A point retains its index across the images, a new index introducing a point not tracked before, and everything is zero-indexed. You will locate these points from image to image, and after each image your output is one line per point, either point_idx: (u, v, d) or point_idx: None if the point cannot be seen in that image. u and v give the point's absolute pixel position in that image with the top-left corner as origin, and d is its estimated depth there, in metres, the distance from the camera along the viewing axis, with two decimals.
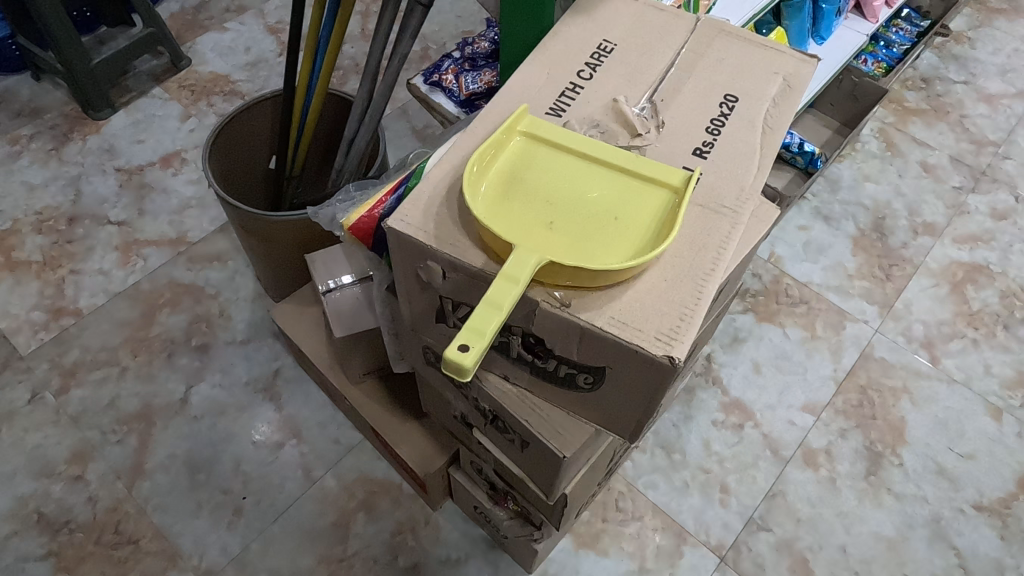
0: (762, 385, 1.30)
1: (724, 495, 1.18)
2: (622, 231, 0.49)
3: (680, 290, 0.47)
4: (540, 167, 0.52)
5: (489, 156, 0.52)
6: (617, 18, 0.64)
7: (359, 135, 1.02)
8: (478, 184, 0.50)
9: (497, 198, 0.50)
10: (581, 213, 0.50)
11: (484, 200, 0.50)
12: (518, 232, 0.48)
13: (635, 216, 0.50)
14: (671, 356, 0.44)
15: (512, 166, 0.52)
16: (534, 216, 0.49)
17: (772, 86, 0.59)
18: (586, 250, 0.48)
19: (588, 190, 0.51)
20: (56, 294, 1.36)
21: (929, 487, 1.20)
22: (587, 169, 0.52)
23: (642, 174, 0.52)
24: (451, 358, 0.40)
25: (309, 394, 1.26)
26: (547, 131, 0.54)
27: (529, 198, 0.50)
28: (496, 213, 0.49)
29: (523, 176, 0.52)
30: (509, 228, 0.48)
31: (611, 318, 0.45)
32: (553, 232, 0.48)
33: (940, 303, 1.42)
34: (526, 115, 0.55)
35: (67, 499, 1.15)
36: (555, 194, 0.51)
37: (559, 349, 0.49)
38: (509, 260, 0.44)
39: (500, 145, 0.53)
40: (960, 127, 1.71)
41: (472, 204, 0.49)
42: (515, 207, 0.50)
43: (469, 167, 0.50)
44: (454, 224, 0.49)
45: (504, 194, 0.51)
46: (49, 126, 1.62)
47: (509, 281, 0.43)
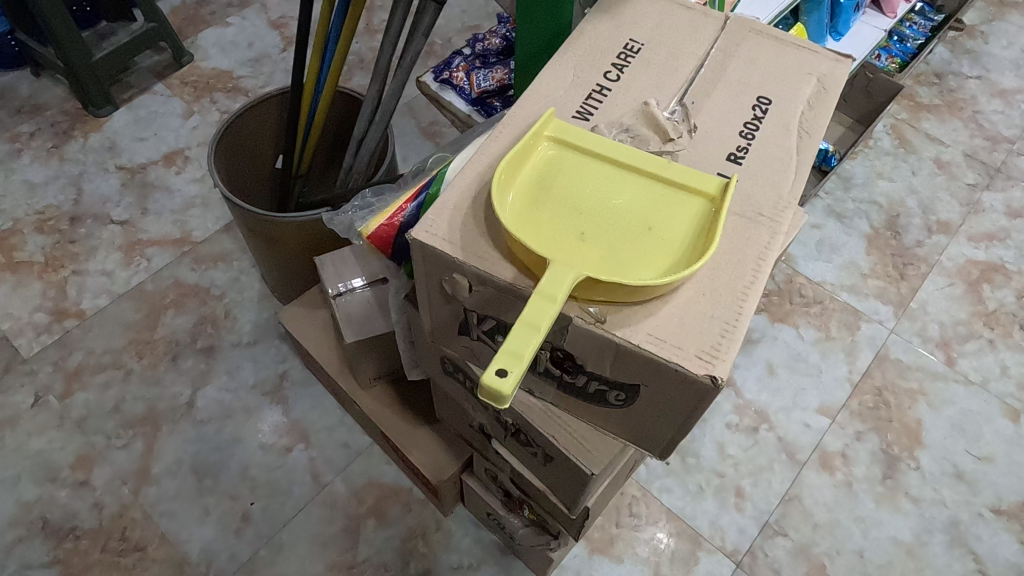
0: (776, 388, 1.28)
1: (738, 500, 1.17)
2: (656, 243, 0.47)
3: (719, 304, 0.45)
4: (570, 175, 0.50)
5: (516, 163, 0.50)
6: (643, 17, 0.62)
7: (370, 134, 1.00)
8: (506, 193, 0.48)
9: (526, 208, 0.48)
10: (614, 223, 0.48)
11: (513, 211, 0.48)
12: (549, 246, 0.46)
13: (669, 228, 0.48)
14: (713, 376, 0.42)
15: (540, 175, 0.50)
16: (565, 226, 0.47)
17: (806, 87, 0.57)
18: (622, 263, 0.46)
19: (621, 199, 0.49)
20: (58, 295, 1.34)
21: (947, 491, 1.19)
22: (618, 177, 0.50)
23: (676, 182, 0.50)
24: (488, 384, 0.38)
25: (317, 397, 1.24)
26: (575, 136, 0.52)
27: (559, 208, 0.48)
28: (525, 224, 0.47)
29: (552, 184, 0.50)
30: (541, 240, 0.46)
31: (648, 334, 0.43)
32: (585, 244, 0.47)
33: (955, 303, 1.40)
34: (553, 119, 0.53)
35: (72, 505, 1.13)
36: (585, 203, 0.49)
37: (591, 366, 0.47)
38: (544, 277, 0.42)
39: (527, 151, 0.50)
40: (974, 123, 1.69)
41: (501, 214, 0.47)
42: (544, 218, 0.48)
43: (497, 176, 0.48)
44: (481, 235, 0.47)
45: (533, 203, 0.49)
46: (50, 123, 1.60)
47: (546, 299, 0.41)
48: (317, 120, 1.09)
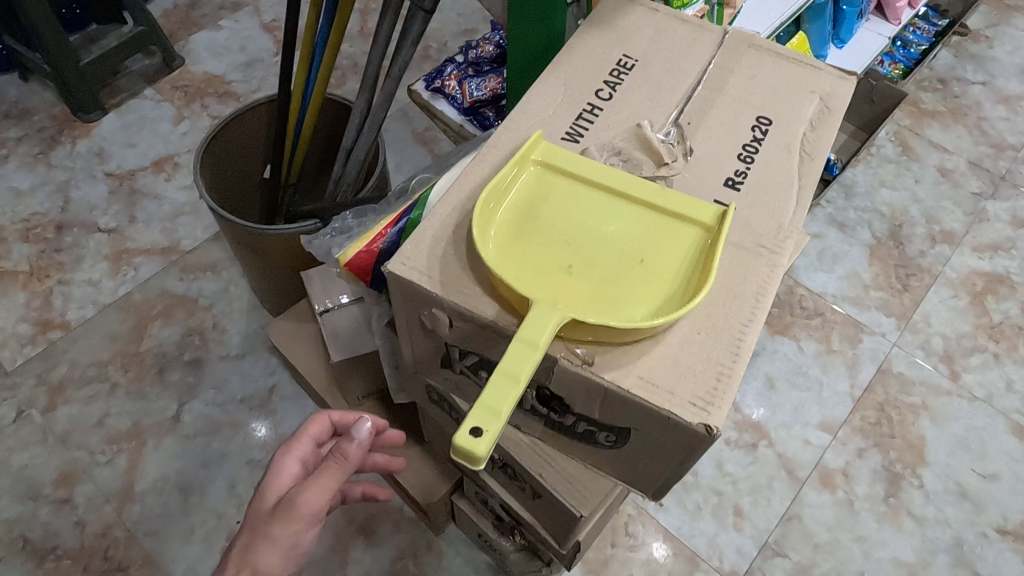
0: (776, 403, 1.25)
1: (737, 519, 1.14)
2: (648, 276, 0.45)
3: (715, 344, 0.42)
4: (557, 202, 0.47)
5: (500, 190, 0.47)
6: (637, 30, 0.59)
7: (358, 145, 0.97)
8: (488, 224, 0.46)
9: (510, 240, 0.45)
10: (604, 254, 0.45)
11: (496, 244, 0.45)
12: (534, 282, 0.43)
13: (662, 260, 0.45)
14: (707, 426, 0.39)
15: (525, 202, 0.47)
16: (551, 259, 0.45)
17: (808, 107, 0.54)
18: (612, 300, 0.43)
19: (611, 226, 0.46)
20: (43, 306, 1.31)
21: (950, 510, 1.16)
22: (609, 203, 0.47)
23: (670, 211, 0.47)
24: (461, 444, 0.36)
25: (306, 411, 1.22)
26: (563, 160, 0.49)
27: (546, 239, 0.46)
28: (509, 259, 0.44)
29: (538, 212, 0.47)
30: (524, 277, 0.43)
31: (638, 378, 0.41)
32: (572, 279, 0.44)
33: (959, 315, 1.37)
34: (541, 141, 0.50)
35: (54, 524, 1.10)
36: (573, 233, 0.46)
37: (579, 408, 0.45)
38: (525, 321, 0.39)
39: (512, 177, 0.48)
40: (978, 130, 1.66)
41: (483, 250, 0.44)
42: (529, 250, 0.45)
43: (479, 206, 0.45)
44: (462, 268, 0.44)
45: (517, 235, 0.46)
46: (37, 128, 1.57)
47: (527, 346, 0.39)
48: (305, 130, 1.06)
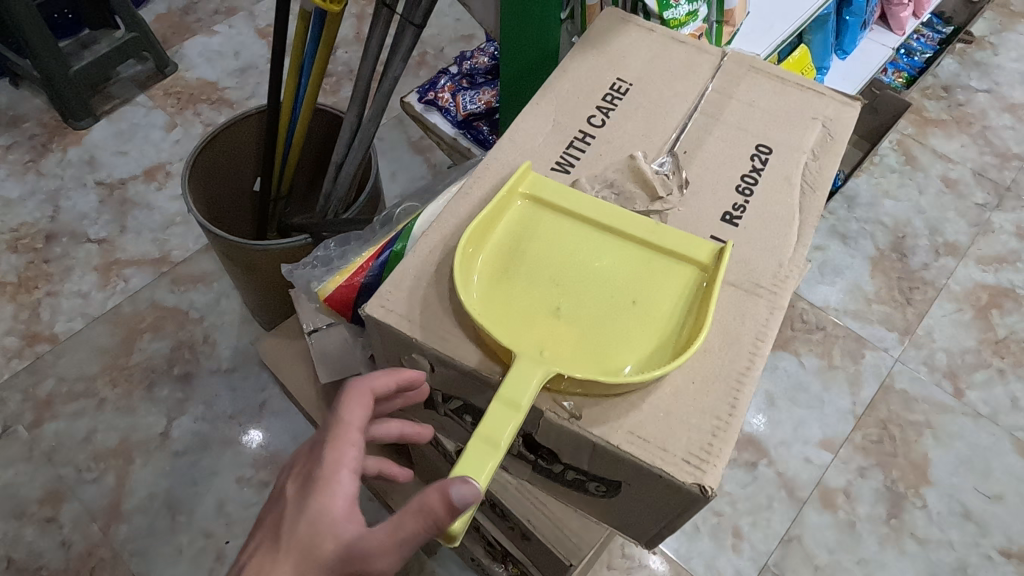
0: (777, 420, 1.23)
1: (736, 540, 1.12)
2: (641, 319, 0.42)
3: (711, 394, 0.40)
4: (544, 238, 0.45)
5: (485, 226, 0.45)
6: (632, 51, 0.57)
7: (348, 159, 0.95)
8: (471, 264, 0.44)
9: (494, 283, 0.43)
10: (594, 295, 0.43)
11: (479, 288, 0.43)
12: (518, 329, 0.41)
13: (656, 302, 0.43)
14: (701, 486, 0.37)
15: (512, 238, 0.45)
16: (538, 301, 0.43)
17: (810, 135, 0.52)
18: (601, 346, 0.41)
19: (603, 264, 0.44)
20: (31, 319, 1.29)
21: (953, 532, 1.14)
22: (601, 239, 0.45)
23: (665, 248, 0.45)
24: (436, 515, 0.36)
25: (297, 427, 1.19)
26: (551, 192, 0.47)
27: (532, 280, 0.44)
28: (492, 302, 0.42)
29: (525, 251, 0.45)
30: (508, 321, 0.42)
31: (628, 434, 0.39)
32: (559, 323, 0.42)
33: (963, 329, 1.35)
34: (529, 173, 0.48)
35: (39, 543, 1.08)
36: (561, 271, 0.44)
37: (567, 458, 0.43)
38: (508, 381, 0.38)
39: (498, 211, 0.46)
40: (983, 139, 1.63)
41: (464, 293, 0.42)
42: (514, 291, 0.43)
43: (461, 247, 0.43)
44: (444, 313, 0.42)
45: (502, 274, 0.44)
46: (27, 135, 1.55)
47: (507, 408, 0.38)
48: (295, 144, 1.04)
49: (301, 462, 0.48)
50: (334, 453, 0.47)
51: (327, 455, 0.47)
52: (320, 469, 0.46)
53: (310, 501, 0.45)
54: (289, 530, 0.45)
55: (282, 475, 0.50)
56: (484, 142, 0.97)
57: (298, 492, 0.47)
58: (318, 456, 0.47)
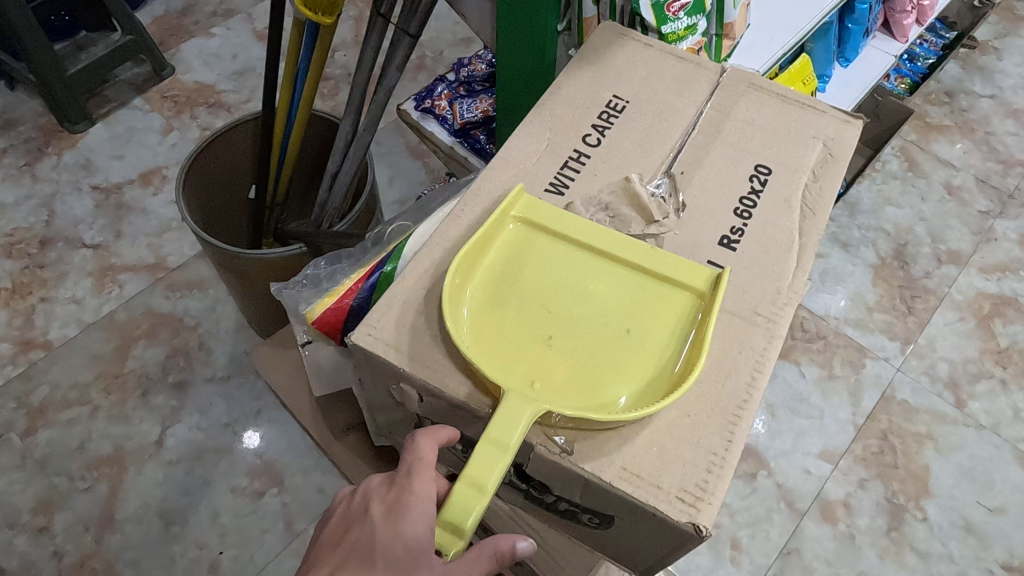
0: (776, 431, 1.22)
1: (734, 553, 1.11)
2: (634, 349, 0.44)
3: (707, 427, 0.41)
4: (537, 262, 0.47)
5: (476, 252, 0.46)
6: (629, 67, 0.59)
7: (343, 168, 0.94)
8: (461, 293, 0.45)
9: (486, 311, 0.45)
10: (586, 324, 0.44)
11: (472, 317, 0.44)
12: (511, 360, 0.42)
13: (648, 330, 0.44)
14: (696, 526, 0.38)
15: (504, 263, 0.47)
16: (530, 330, 0.44)
17: (810, 155, 0.53)
18: (594, 376, 0.42)
19: (598, 292, 0.46)
20: (25, 325, 1.28)
21: (955, 545, 1.13)
22: (596, 265, 0.47)
23: (660, 275, 0.46)
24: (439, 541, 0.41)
25: (292, 436, 1.18)
26: (544, 216, 0.48)
27: (525, 306, 0.45)
28: (483, 332, 0.44)
29: (518, 276, 0.46)
30: (499, 353, 0.43)
31: (621, 469, 0.40)
32: (551, 352, 0.43)
33: (965, 339, 1.33)
34: (522, 196, 0.49)
35: (31, 554, 1.07)
36: (553, 298, 0.45)
37: (559, 490, 0.43)
38: (495, 422, 0.39)
39: (490, 236, 0.47)
40: (986, 145, 1.62)
41: (455, 327, 0.43)
42: (506, 319, 0.44)
43: (450, 279, 0.44)
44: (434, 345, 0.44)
45: (494, 301, 0.45)
46: (23, 139, 1.54)
47: (496, 450, 0.38)
48: (290, 153, 1.03)
49: (380, 490, 0.46)
50: (421, 482, 0.45)
51: (414, 485, 0.45)
52: (406, 496, 0.44)
53: (400, 527, 0.43)
54: (383, 558, 0.43)
55: (355, 503, 0.47)
56: (483, 152, 0.97)
57: (384, 518, 0.44)
58: (403, 485, 0.45)
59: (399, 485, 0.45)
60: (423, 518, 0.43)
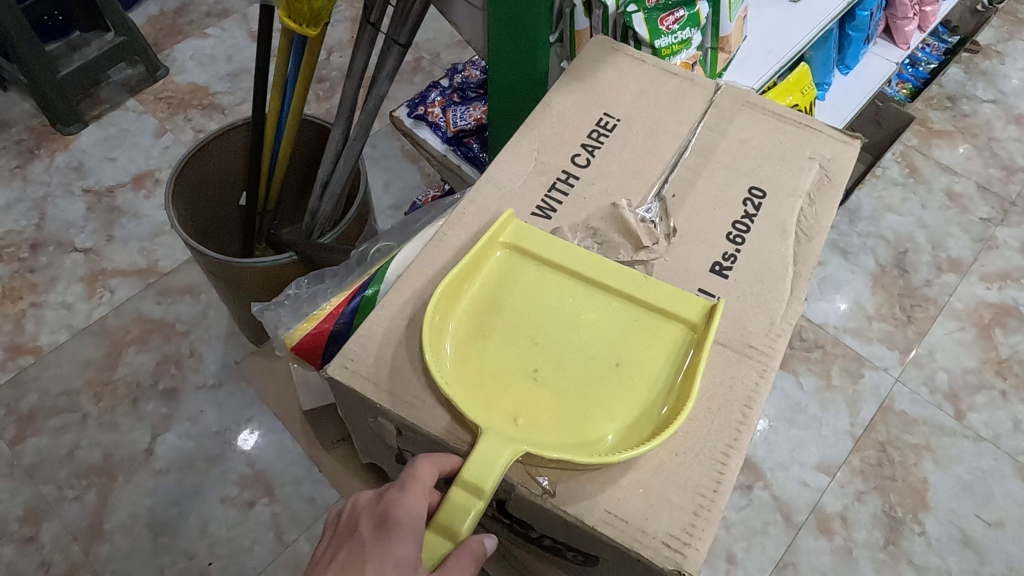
0: (773, 442, 1.20)
1: (729, 566, 1.10)
2: (623, 383, 0.44)
3: (695, 466, 0.42)
4: (525, 291, 0.48)
5: (459, 282, 0.47)
6: (621, 83, 0.58)
7: (334, 177, 0.93)
8: (442, 327, 0.46)
9: (471, 342, 0.46)
10: (574, 356, 0.45)
11: (455, 348, 0.45)
12: (493, 394, 0.44)
13: (637, 363, 0.45)
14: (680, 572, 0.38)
15: (489, 291, 0.48)
16: (515, 362, 0.45)
17: (806, 177, 0.53)
18: (580, 410, 0.43)
19: (587, 322, 0.46)
20: (15, 330, 1.27)
21: (953, 559, 1.12)
22: (586, 294, 0.47)
23: (652, 305, 0.47)
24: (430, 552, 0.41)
25: (284, 445, 1.17)
26: (533, 242, 0.49)
27: (511, 337, 0.46)
28: (465, 367, 0.45)
29: (505, 305, 0.47)
30: (481, 388, 0.44)
31: (605, 512, 0.40)
32: (536, 386, 0.44)
33: (965, 349, 1.32)
34: (512, 222, 0.50)
35: (18, 563, 1.06)
36: (541, 327, 0.46)
37: (543, 529, 0.43)
38: (470, 465, 0.40)
39: (476, 264, 0.48)
40: (988, 151, 1.60)
41: (437, 360, 0.45)
42: (490, 350, 0.45)
43: (432, 311, 0.45)
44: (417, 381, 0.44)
45: (479, 332, 0.46)
46: (14, 141, 1.52)
47: (471, 495, 0.39)
48: (280, 160, 1.01)
49: (371, 506, 0.44)
50: (410, 500, 0.42)
51: (404, 499, 0.42)
52: (393, 513, 0.42)
53: (389, 543, 0.41)
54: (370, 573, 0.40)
55: (344, 522, 0.45)
56: (475, 160, 0.96)
57: (374, 535, 0.42)
58: (392, 499, 0.42)
59: (389, 498, 0.42)
60: (413, 535, 0.41)
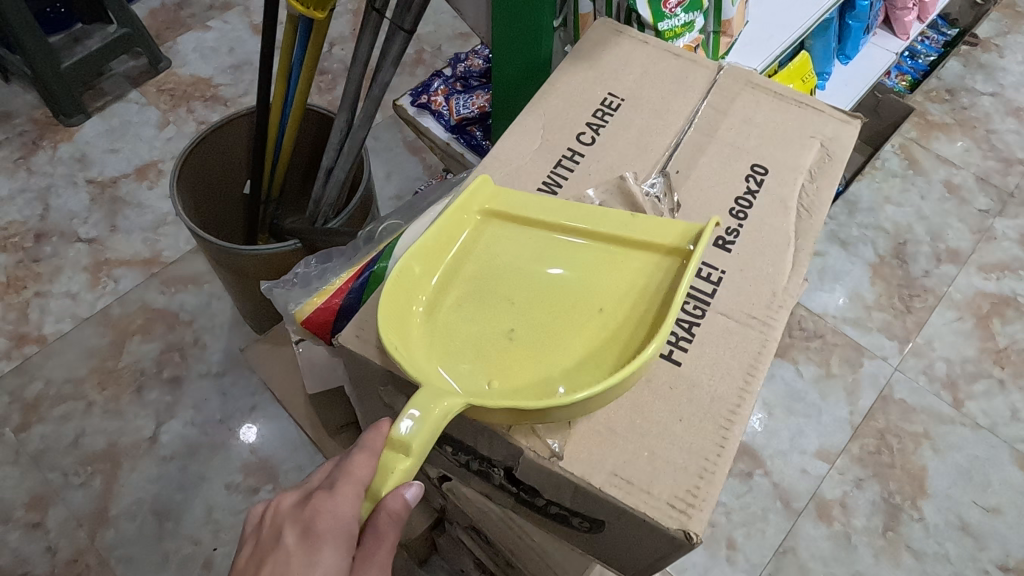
0: (773, 429, 1.21)
1: (730, 552, 1.11)
2: (607, 324, 0.46)
3: (698, 431, 0.42)
4: (502, 254, 0.50)
5: (432, 250, 0.49)
6: (626, 63, 0.59)
7: (338, 164, 0.93)
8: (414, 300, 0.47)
9: (446, 311, 0.48)
10: (557, 308, 0.47)
11: (428, 319, 0.47)
12: (474, 355, 0.46)
13: (620, 303, 0.47)
14: (686, 532, 0.39)
15: (463, 259, 0.50)
16: (495, 324, 0.47)
17: (808, 154, 0.54)
18: (561, 356, 0.46)
19: (567, 275, 0.49)
20: (20, 320, 1.28)
21: (951, 545, 1.13)
22: (564, 248, 0.50)
23: (635, 241, 0.49)
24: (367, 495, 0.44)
25: (287, 433, 1.18)
26: (506, 207, 0.51)
27: (489, 299, 0.48)
28: (442, 334, 0.47)
29: (481, 270, 0.49)
30: (460, 352, 0.46)
31: (611, 474, 0.41)
32: (515, 342, 0.46)
33: (963, 338, 1.33)
34: (484, 190, 0.51)
35: (25, 549, 1.07)
36: (520, 286, 0.48)
37: (550, 496, 0.45)
38: (397, 428, 0.42)
39: (448, 233, 0.50)
40: (986, 144, 1.61)
41: (411, 333, 0.46)
42: (467, 316, 0.47)
43: (403, 286, 0.47)
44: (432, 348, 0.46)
45: (455, 299, 0.48)
46: (18, 132, 1.53)
47: (400, 453, 0.42)
48: (284, 147, 1.02)
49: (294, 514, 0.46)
50: (336, 508, 0.44)
51: (331, 510, 0.44)
52: (317, 520, 0.44)
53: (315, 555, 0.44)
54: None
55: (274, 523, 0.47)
56: (478, 147, 0.96)
57: (299, 546, 0.45)
58: (317, 508, 0.45)
59: (314, 508, 0.45)
60: (335, 541, 0.44)
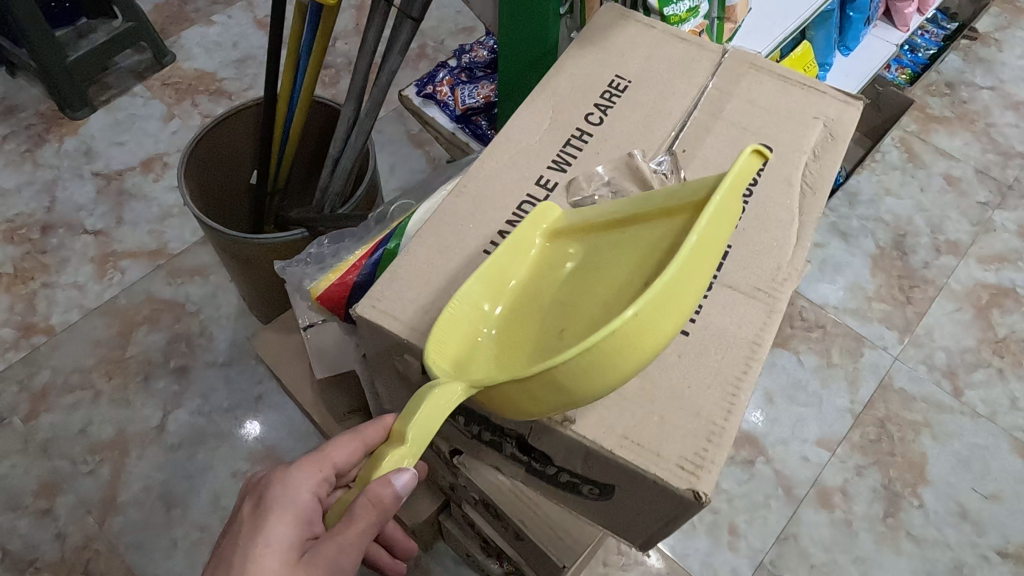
0: (774, 418, 1.22)
1: (732, 538, 1.12)
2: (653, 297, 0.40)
3: (706, 397, 0.44)
4: (573, 267, 0.46)
5: (496, 276, 0.47)
6: (632, 47, 0.60)
7: (345, 153, 0.94)
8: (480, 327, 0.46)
9: (514, 332, 0.45)
10: (610, 299, 0.42)
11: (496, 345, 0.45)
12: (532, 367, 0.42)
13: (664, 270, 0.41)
14: (695, 492, 0.40)
15: (535, 280, 0.47)
16: (554, 333, 0.43)
17: (812, 134, 0.55)
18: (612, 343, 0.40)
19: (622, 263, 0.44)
20: (27, 310, 1.29)
21: (951, 532, 1.14)
22: (620, 239, 0.45)
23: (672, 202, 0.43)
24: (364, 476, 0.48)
25: (294, 421, 1.19)
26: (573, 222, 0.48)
27: (555, 310, 0.44)
28: (505, 355, 0.44)
29: (550, 285, 0.46)
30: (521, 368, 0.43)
31: (622, 438, 0.42)
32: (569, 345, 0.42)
33: (963, 328, 1.34)
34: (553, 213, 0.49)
35: (34, 535, 1.08)
36: (583, 291, 0.44)
37: (562, 462, 0.47)
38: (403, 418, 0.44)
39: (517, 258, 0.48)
40: (986, 137, 1.62)
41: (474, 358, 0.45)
42: (532, 332, 0.44)
43: (465, 315, 0.46)
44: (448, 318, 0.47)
45: (521, 318, 0.45)
46: (24, 126, 1.54)
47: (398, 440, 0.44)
48: (291, 137, 1.03)
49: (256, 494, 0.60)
50: (291, 484, 0.58)
51: (288, 485, 0.58)
52: (274, 492, 0.58)
53: (264, 521, 0.56)
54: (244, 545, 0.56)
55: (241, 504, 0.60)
56: (483, 137, 0.97)
57: (253, 516, 0.58)
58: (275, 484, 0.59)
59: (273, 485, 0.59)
60: (282, 512, 0.57)
